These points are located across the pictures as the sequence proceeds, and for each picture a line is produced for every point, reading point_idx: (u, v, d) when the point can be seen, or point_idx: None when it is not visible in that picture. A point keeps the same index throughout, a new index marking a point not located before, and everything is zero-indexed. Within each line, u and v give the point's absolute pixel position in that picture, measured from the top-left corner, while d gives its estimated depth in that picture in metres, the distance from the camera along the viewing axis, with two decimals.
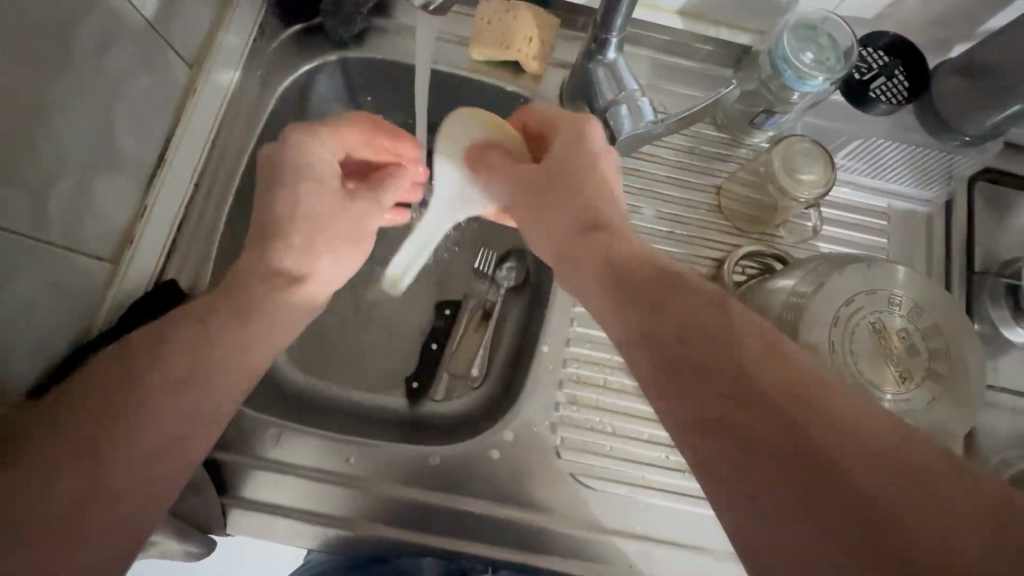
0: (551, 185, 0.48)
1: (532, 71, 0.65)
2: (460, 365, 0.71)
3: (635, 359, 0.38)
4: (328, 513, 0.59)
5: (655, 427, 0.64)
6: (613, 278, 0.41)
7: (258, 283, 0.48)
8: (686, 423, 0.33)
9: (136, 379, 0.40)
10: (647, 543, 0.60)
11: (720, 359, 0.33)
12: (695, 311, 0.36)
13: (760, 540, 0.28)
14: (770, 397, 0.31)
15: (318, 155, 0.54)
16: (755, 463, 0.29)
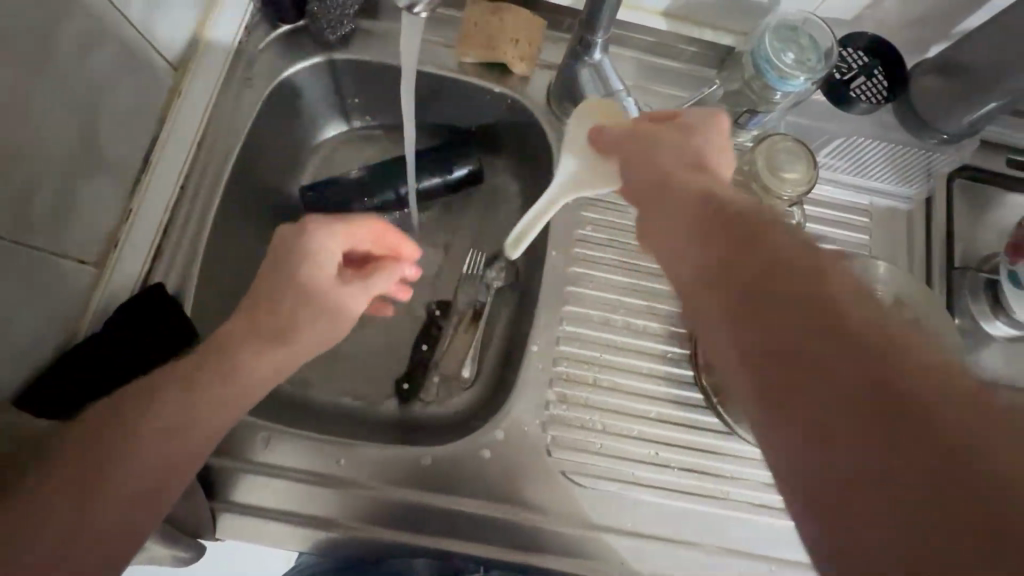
0: (654, 148, 0.40)
1: (519, 72, 0.65)
2: (450, 365, 0.66)
3: (700, 295, 0.31)
4: (314, 517, 0.52)
5: (654, 425, 0.56)
6: (697, 210, 0.34)
7: (248, 339, 0.46)
8: (746, 358, 0.27)
9: (139, 416, 0.42)
10: (657, 547, 0.53)
11: (807, 290, 0.27)
12: (796, 248, 0.29)
13: (817, 493, 0.23)
14: (877, 342, 0.24)
15: (323, 245, 0.50)
16: (836, 405, 0.23)
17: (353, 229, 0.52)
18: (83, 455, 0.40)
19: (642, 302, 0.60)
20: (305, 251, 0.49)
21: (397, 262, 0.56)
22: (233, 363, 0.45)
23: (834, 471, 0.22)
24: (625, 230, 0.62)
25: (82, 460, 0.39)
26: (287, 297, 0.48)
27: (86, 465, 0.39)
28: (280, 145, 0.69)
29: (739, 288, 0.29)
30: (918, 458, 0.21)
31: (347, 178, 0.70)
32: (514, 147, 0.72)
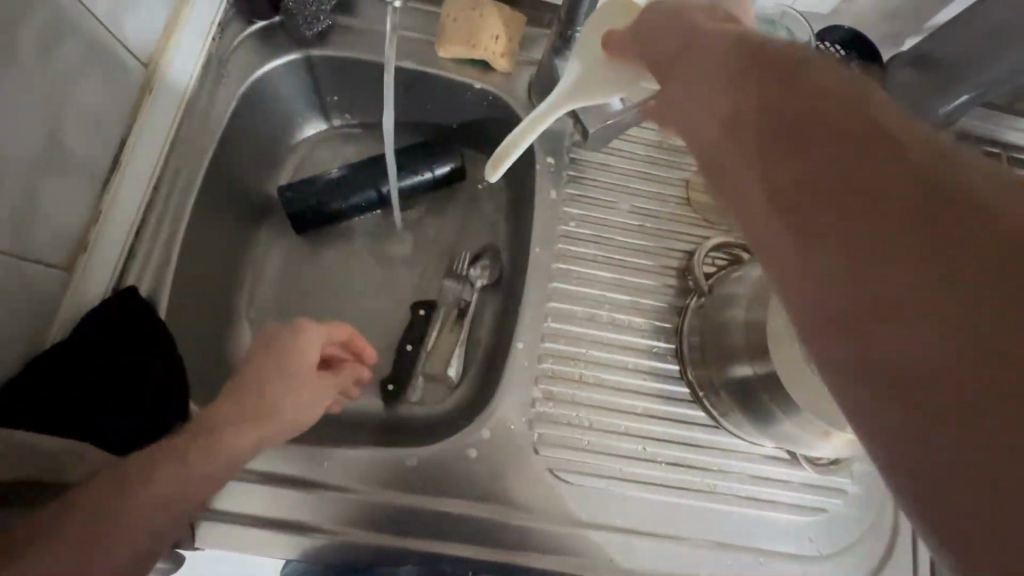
0: (686, 34, 0.38)
1: (501, 69, 0.64)
2: (436, 365, 0.66)
3: (734, 149, 0.31)
4: (298, 522, 0.51)
5: (641, 421, 0.56)
6: (735, 59, 0.33)
7: (239, 419, 0.44)
8: (778, 201, 0.28)
9: (142, 484, 0.39)
10: (646, 543, 0.53)
11: (850, 116, 0.27)
12: (843, 92, 0.28)
13: (841, 313, 0.24)
14: (921, 173, 0.24)
15: (309, 342, 0.50)
16: (873, 212, 0.24)
17: (333, 332, 0.52)
18: (84, 523, 0.37)
19: (627, 298, 0.60)
20: (293, 347, 0.49)
21: (358, 366, 0.55)
22: (226, 440, 0.43)
23: (857, 274, 0.24)
24: (608, 225, 0.62)
25: (81, 531, 0.36)
26: (267, 385, 0.46)
27: (86, 534, 0.36)
28: (258, 144, 0.68)
29: (778, 135, 0.29)
30: (944, 256, 0.22)
31: (327, 177, 0.69)
32: (495, 144, 0.71)
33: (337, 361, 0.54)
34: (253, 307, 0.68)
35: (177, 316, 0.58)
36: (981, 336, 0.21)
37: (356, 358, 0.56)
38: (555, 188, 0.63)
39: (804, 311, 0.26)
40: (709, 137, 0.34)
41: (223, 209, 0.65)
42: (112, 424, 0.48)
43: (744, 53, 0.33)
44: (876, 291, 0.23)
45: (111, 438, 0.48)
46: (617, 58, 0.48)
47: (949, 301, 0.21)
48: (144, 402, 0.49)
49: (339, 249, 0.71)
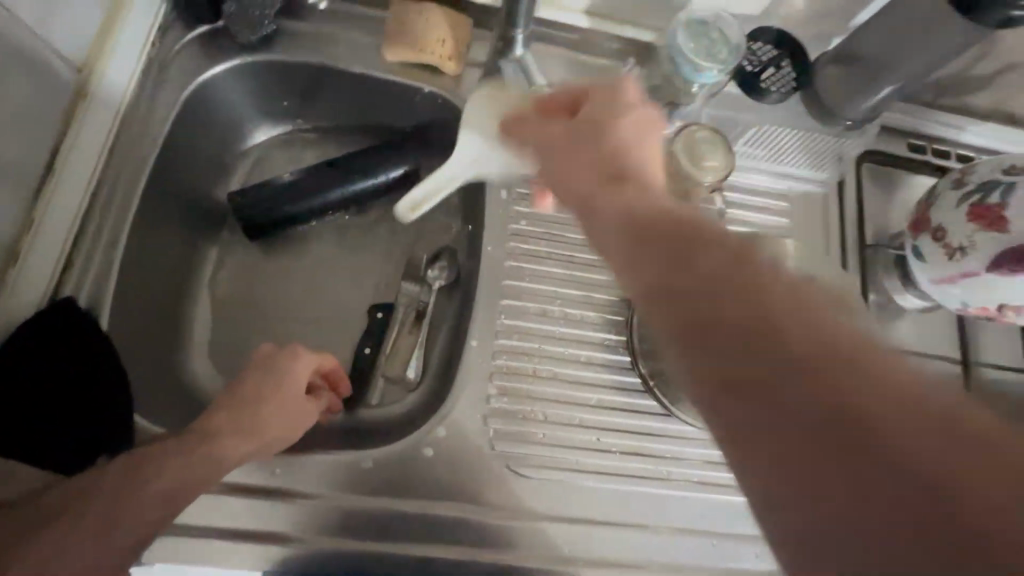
0: (592, 176, 0.39)
1: (450, 72, 0.64)
2: (395, 368, 0.66)
3: (647, 315, 0.32)
4: (251, 530, 0.50)
5: (596, 412, 0.57)
6: (634, 225, 0.35)
7: (231, 430, 0.46)
8: (711, 416, 0.28)
9: (138, 490, 0.41)
10: (603, 531, 0.54)
11: (747, 311, 0.28)
12: (740, 281, 0.30)
13: (791, 534, 0.25)
14: (824, 386, 0.25)
15: (302, 369, 0.52)
16: (795, 430, 0.25)
17: (324, 361, 0.54)
18: (79, 525, 0.38)
19: (579, 292, 0.61)
20: (286, 373, 0.51)
21: (333, 396, 0.57)
22: (218, 449, 0.45)
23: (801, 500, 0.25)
24: (559, 222, 0.63)
25: (77, 532, 0.38)
26: (259, 403, 0.48)
27: (83, 532, 0.38)
28: (204, 151, 0.67)
29: (695, 322, 0.30)
30: (864, 472, 0.23)
31: (276, 182, 0.68)
32: (448, 146, 0.72)
33: (315, 388, 0.56)
34: (204, 316, 0.67)
35: (117, 326, 0.56)
36: (925, 549, 0.22)
37: (332, 388, 0.57)
38: (506, 187, 0.63)
39: (752, 479, 0.26)
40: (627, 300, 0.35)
41: (168, 217, 0.64)
42: (61, 440, 0.47)
43: (639, 201, 0.36)
44: (820, 524, 0.24)
45: (59, 454, 0.47)
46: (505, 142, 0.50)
47: (886, 518, 0.23)
48: (95, 417, 0.48)
49: (293, 254, 0.70)
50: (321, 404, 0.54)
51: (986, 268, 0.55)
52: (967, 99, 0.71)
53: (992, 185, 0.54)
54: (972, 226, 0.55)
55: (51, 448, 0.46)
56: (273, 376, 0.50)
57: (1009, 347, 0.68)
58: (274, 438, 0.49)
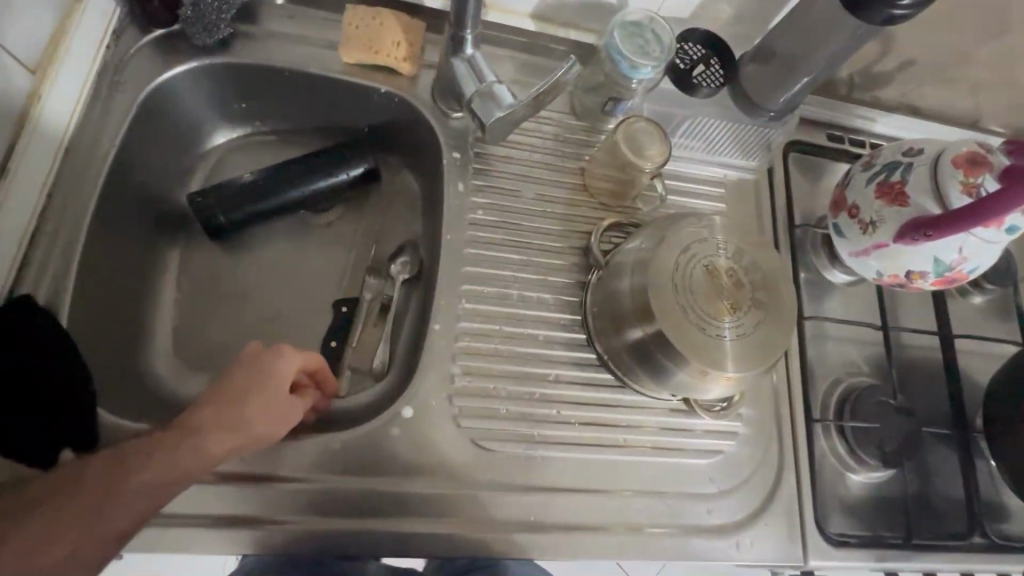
0: None
1: (405, 72, 0.68)
2: (362, 359, 0.68)
3: None
4: (224, 515, 0.51)
5: (556, 387, 0.61)
6: None
7: (215, 425, 0.47)
8: None
9: (123, 482, 0.42)
10: (567, 496, 0.58)
11: None
12: None
13: None
14: None
15: (286, 367, 0.53)
16: None
17: (309, 360, 0.56)
18: (67, 514, 0.41)
19: (536, 276, 0.64)
20: (264, 369, 0.52)
21: (317, 394, 0.59)
22: (203, 444, 0.46)
23: None
24: (514, 212, 0.67)
25: (62, 518, 0.40)
26: (246, 401, 0.49)
27: (70, 523, 0.40)
28: (166, 154, 0.68)
29: None
30: None
31: (246, 186, 0.69)
32: (407, 145, 0.74)
33: (301, 386, 0.58)
34: (169, 316, 0.67)
35: (79, 325, 0.57)
36: None
37: (318, 387, 0.60)
38: (462, 180, 0.67)
39: None
40: None
41: (127, 217, 0.64)
42: (25, 431, 0.48)
43: None
44: None
45: (23, 444, 0.47)
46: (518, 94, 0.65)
47: None
48: (63, 412, 0.49)
49: (257, 253, 0.71)
50: (306, 402, 0.56)
51: (893, 239, 0.61)
52: (876, 93, 0.79)
53: (894, 166, 0.62)
54: (880, 203, 0.62)
55: (14, 439, 0.47)
56: (257, 374, 0.51)
57: (923, 314, 0.76)
58: (259, 435, 0.50)
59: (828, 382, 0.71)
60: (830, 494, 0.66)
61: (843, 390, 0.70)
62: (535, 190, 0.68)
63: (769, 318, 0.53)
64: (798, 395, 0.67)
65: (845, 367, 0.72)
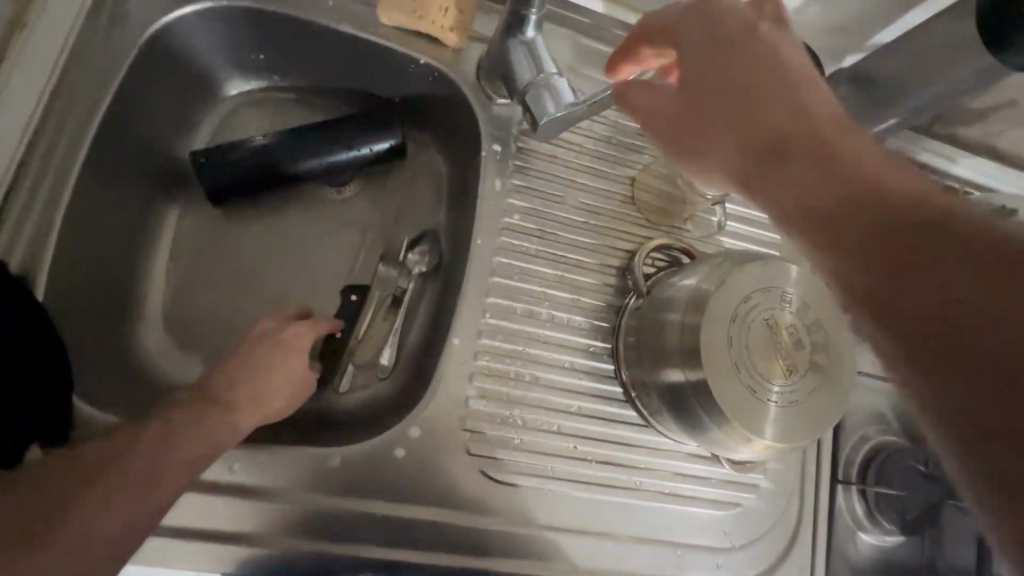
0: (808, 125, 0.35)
1: (451, 43, 0.60)
2: (366, 355, 0.63)
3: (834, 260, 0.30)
4: (207, 529, 0.47)
5: (574, 420, 0.56)
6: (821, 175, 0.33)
7: (247, 401, 0.47)
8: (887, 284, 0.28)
9: (168, 456, 0.41)
10: (573, 539, 0.54)
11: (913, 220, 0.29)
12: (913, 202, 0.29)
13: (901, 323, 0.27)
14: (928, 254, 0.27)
15: (305, 337, 0.53)
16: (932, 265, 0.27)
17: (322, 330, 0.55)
18: (118, 491, 0.38)
19: (568, 295, 0.59)
20: (289, 347, 0.52)
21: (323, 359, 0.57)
22: (238, 419, 0.46)
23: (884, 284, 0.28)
24: (553, 219, 0.60)
25: (116, 495, 0.38)
26: (268, 374, 0.49)
27: (118, 501, 0.38)
28: (169, 103, 0.60)
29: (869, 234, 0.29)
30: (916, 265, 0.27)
31: (255, 146, 0.62)
32: (441, 125, 0.67)
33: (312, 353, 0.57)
34: (162, 288, 0.61)
35: (56, 296, 0.50)
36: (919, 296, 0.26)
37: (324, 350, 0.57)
38: (500, 177, 0.60)
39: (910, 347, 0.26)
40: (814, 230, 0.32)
41: (121, 174, 0.57)
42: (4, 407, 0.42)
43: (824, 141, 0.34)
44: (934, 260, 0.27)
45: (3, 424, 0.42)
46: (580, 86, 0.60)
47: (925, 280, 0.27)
48: (52, 393, 0.45)
49: (261, 225, 0.64)
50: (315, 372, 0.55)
51: None
52: (958, 130, 0.72)
53: None
54: None
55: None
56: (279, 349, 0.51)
57: None
58: (278, 410, 0.50)
59: (856, 439, 0.67)
60: (839, 559, 0.63)
61: (871, 447, 0.66)
62: (576, 197, 0.61)
63: (826, 384, 0.48)
64: (821, 452, 0.64)
65: (877, 424, 0.67)
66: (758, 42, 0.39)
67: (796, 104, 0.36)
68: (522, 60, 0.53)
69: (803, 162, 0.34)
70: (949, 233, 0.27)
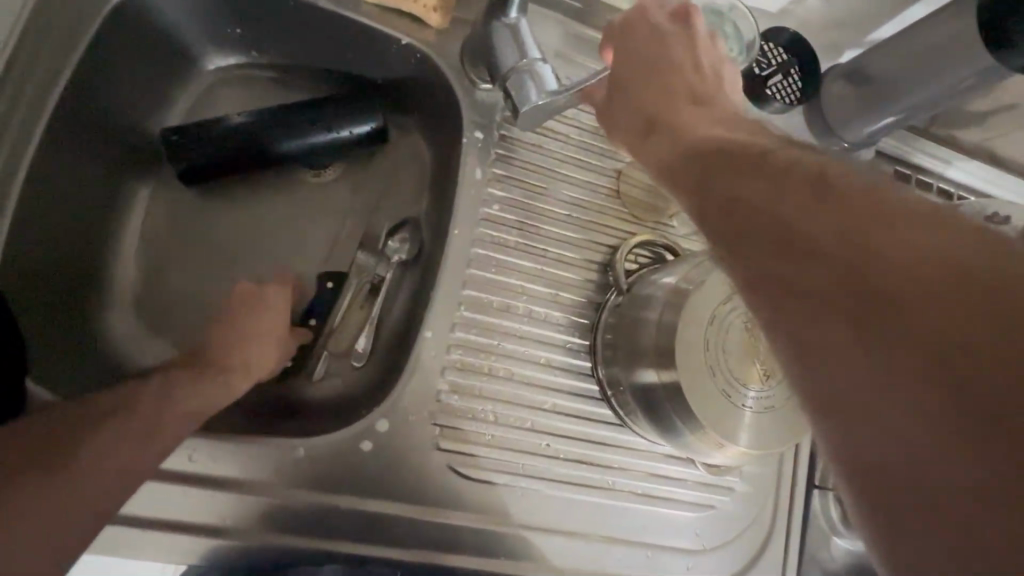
0: (679, 98, 0.42)
1: (434, 23, 0.58)
2: (341, 344, 0.61)
3: (741, 248, 0.30)
4: (168, 518, 0.46)
5: (549, 417, 0.55)
6: (713, 151, 0.35)
7: (240, 370, 0.49)
8: (794, 278, 0.28)
9: (163, 409, 0.42)
10: (545, 538, 0.53)
11: (819, 201, 0.28)
12: (822, 184, 0.29)
13: (810, 320, 0.26)
14: (827, 244, 0.27)
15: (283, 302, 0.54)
16: (825, 254, 0.27)
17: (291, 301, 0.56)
18: (120, 434, 0.39)
19: (547, 289, 0.57)
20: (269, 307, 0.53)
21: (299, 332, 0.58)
22: (232, 383, 0.48)
23: (786, 277, 0.28)
24: (537, 212, 0.58)
25: (113, 440, 0.39)
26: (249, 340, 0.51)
27: (122, 443, 0.39)
28: (139, 76, 0.58)
29: (767, 218, 0.30)
30: (818, 256, 0.27)
31: (229, 125, 0.59)
32: (424, 109, 0.65)
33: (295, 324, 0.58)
34: (132, 268, 0.59)
35: (13, 274, 0.48)
36: (825, 292, 0.26)
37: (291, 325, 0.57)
38: (481, 166, 0.58)
39: (818, 344, 0.26)
40: (719, 215, 0.32)
41: (88, 149, 0.55)
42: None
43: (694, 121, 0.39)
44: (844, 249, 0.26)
45: None
46: (566, 73, 0.58)
47: (833, 274, 0.26)
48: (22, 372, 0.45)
49: (234, 206, 0.62)
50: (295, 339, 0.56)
51: None
52: (956, 132, 0.69)
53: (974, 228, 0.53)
54: None
55: None
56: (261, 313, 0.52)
57: None
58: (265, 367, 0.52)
59: None
60: (813, 564, 0.62)
61: None
62: (560, 188, 0.60)
63: None
64: (800, 456, 0.63)
65: None
66: (657, 27, 0.45)
67: (666, 89, 0.43)
68: (506, 45, 0.51)
69: (664, 139, 0.40)
70: (852, 216, 0.27)
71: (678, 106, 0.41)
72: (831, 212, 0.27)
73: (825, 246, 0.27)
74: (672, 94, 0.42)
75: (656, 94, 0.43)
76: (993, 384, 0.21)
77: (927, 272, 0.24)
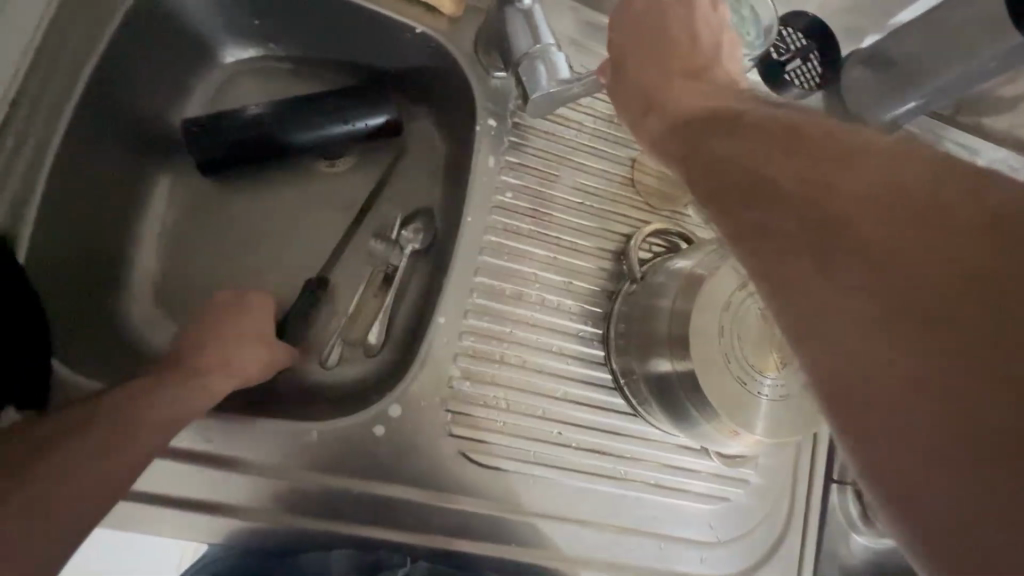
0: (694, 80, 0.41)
1: (448, 11, 0.58)
2: (356, 331, 0.61)
3: (741, 224, 0.31)
4: (185, 498, 0.47)
5: (561, 405, 0.55)
6: (722, 127, 0.35)
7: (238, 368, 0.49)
8: (795, 255, 0.28)
9: (173, 403, 0.43)
10: (556, 526, 0.53)
11: (820, 176, 0.28)
12: (824, 159, 0.29)
13: (808, 295, 0.27)
14: (826, 221, 0.27)
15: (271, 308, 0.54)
16: (823, 231, 0.27)
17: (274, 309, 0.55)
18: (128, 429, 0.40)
19: (560, 278, 0.57)
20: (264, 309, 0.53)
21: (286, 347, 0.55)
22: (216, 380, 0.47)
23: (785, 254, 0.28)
24: (551, 199, 0.58)
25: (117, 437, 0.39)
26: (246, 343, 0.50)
27: (124, 442, 0.39)
28: (159, 69, 0.59)
29: (767, 194, 0.30)
30: (817, 234, 0.27)
31: (244, 115, 0.60)
32: (438, 99, 0.65)
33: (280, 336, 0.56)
34: (151, 255, 0.60)
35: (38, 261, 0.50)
36: (823, 268, 0.26)
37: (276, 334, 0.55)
38: (494, 153, 0.58)
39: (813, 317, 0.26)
40: (723, 191, 0.32)
41: (111, 140, 0.57)
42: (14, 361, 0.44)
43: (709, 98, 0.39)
44: (843, 226, 0.26)
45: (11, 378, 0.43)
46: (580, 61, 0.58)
47: (832, 250, 0.26)
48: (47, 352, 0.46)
49: (250, 195, 0.63)
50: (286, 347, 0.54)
51: None
52: (983, 118, 0.67)
53: None
54: None
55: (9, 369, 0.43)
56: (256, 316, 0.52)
57: None
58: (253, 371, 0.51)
59: None
60: (830, 558, 0.61)
61: None
62: (573, 175, 0.59)
63: None
64: (817, 449, 0.62)
65: None
66: (670, 10, 0.44)
67: (681, 70, 0.42)
68: (520, 32, 0.51)
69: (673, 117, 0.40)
70: (851, 192, 0.27)
71: (693, 87, 0.40)
72: (830, 189, 0.28)
73: (825, 225, 0.27)
74: (686, 75, 0.42)
75: (671, 75, 0.42)
76: (989, 360, 0.22)
77: (925, 251, 0.24)
